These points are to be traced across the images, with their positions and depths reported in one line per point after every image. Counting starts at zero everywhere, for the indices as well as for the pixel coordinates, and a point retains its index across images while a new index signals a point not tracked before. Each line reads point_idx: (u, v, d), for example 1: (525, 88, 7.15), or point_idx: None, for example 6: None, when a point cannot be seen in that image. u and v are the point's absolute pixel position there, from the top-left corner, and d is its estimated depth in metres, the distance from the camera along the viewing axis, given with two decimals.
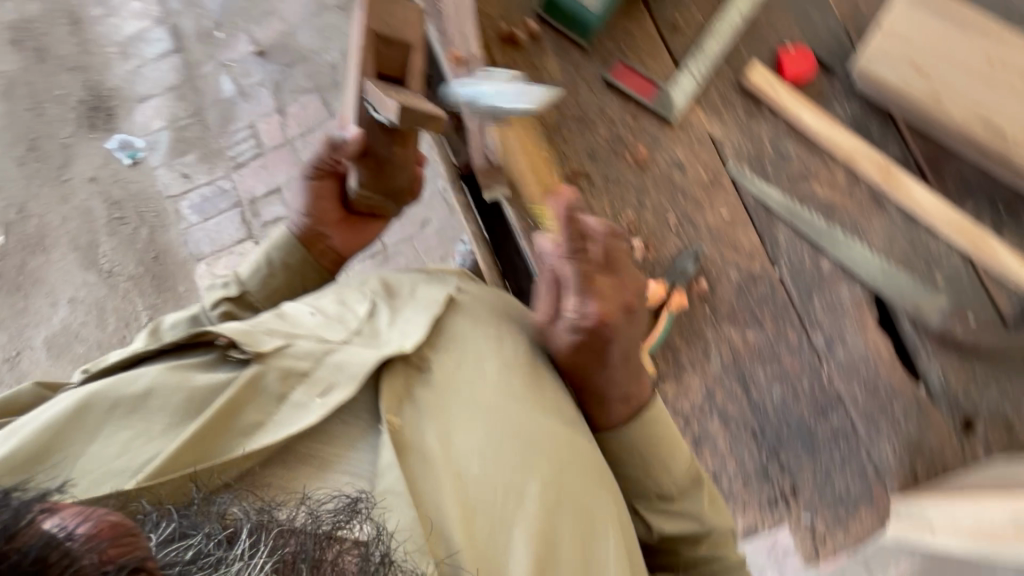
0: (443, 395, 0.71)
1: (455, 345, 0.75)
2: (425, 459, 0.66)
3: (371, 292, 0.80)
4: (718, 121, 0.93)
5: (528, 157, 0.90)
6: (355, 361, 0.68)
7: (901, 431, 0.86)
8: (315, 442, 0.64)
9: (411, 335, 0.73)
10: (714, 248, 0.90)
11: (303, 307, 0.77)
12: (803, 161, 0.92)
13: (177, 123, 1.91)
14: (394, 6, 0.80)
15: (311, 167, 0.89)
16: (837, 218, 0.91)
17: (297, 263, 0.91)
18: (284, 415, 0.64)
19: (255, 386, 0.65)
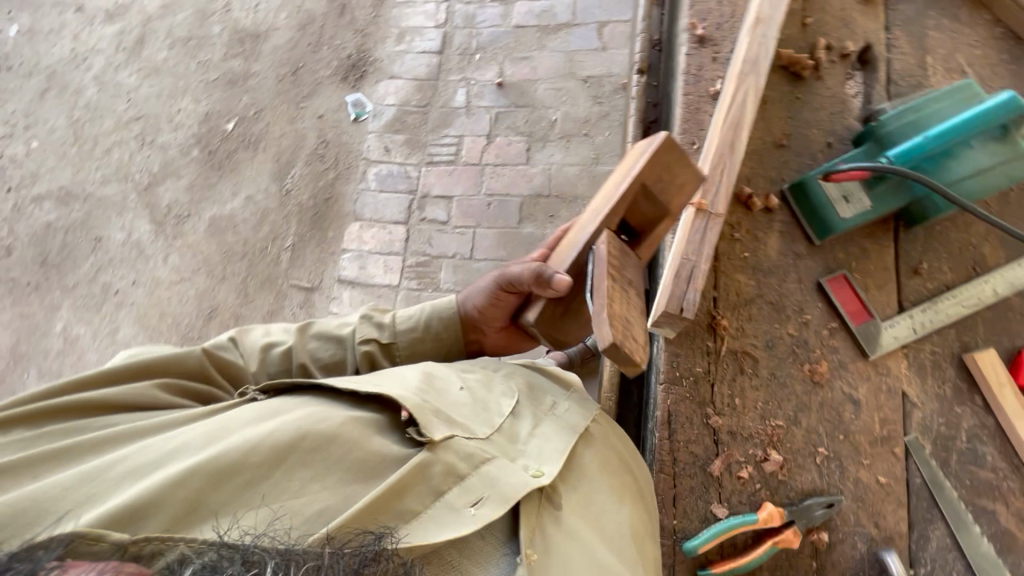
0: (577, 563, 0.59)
1: (583, 513, 0.63)
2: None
3: (517, 389, 0.72)
4: (919, 383, 0.85)
5: (709, 316, 0.89)
6: (507, 479, 0.59)
7: None
8: (459, 555, 0.54)
9: (551, 460, 0.64)
10: (852, 507, 0.80)
11: (451, 376, 0.70)
12: (997, 473, 0.80)
13: (405, 107, 2.15)
14: (682, 167, 0.69)
15: (507, 275, 0.82)
16: (1010, 558, 0.77)
17: (449, 338, 0.89)
18: (437, 512, 0.55)
19: (423, 473, 0.56)
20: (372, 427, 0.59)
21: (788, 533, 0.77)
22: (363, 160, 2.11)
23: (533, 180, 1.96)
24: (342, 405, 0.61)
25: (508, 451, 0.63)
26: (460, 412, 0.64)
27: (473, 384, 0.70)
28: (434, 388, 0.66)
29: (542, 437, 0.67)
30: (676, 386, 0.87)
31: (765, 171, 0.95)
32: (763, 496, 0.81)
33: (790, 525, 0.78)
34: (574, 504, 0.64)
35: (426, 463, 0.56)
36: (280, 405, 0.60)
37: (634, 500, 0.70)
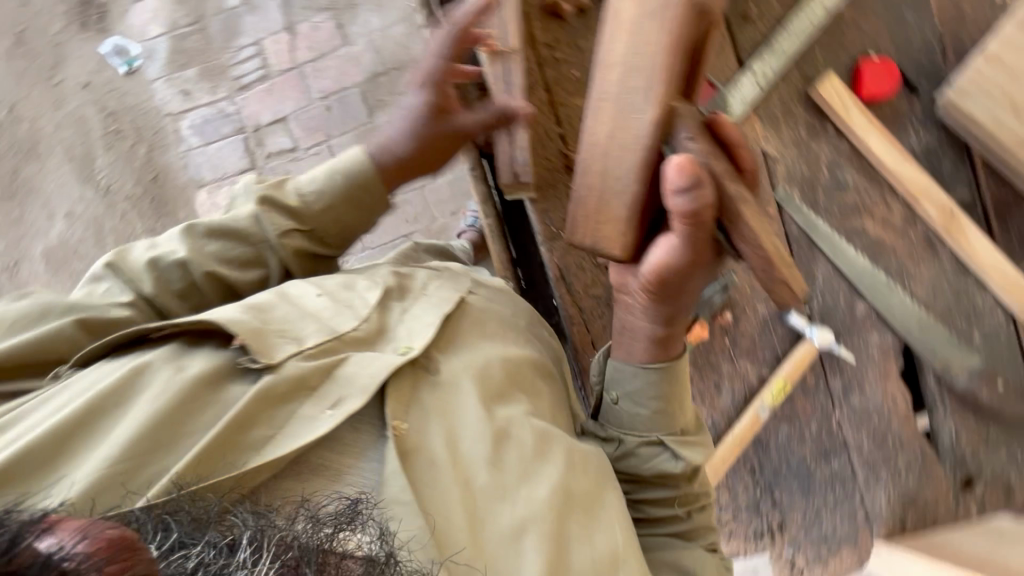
0: (461, 418, 0.58)
1: (466, 362, 0.63)
2: (435, 489, 0.53)
3: (383, 280, 0.67)
4: (775, 137, 0.83)
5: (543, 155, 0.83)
6: (368, 368, 0.56)
7: (899, 483, 0.86)
8: (326, 458, 0.52)
9: (421, 333, 0.62)
10: (746, 278, 0.84)
11: (309, 287, 0.64)
12: (859, 192, 0.84)
13: (175, 31, 1.68)
14: None
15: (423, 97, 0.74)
16: (883, 261, 0.84)
17: (337, 207, 0.72)
18: (290, 425, 0.51)
19: (271, 398, 0.52)
20: (215, 371, 0.53)
21: (698, 328, 0.83)
22: (166, 116, 1.68)
23: (361, 60, 1.66)
24: (163, 355, 0.53)
25: (373, 339, 0.60)
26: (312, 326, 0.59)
27: (332, 287, 0.65)
28: (282, 308, 0.60)
29: (412, 317, 0.64)
30: (557, 241, 0.84)
31: None
32: None
33: (697, 321, 0.83)
34: (460, 363, 0.62)
35: (273, 386, 0.52)
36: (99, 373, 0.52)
37: (517, 338, 0.71)
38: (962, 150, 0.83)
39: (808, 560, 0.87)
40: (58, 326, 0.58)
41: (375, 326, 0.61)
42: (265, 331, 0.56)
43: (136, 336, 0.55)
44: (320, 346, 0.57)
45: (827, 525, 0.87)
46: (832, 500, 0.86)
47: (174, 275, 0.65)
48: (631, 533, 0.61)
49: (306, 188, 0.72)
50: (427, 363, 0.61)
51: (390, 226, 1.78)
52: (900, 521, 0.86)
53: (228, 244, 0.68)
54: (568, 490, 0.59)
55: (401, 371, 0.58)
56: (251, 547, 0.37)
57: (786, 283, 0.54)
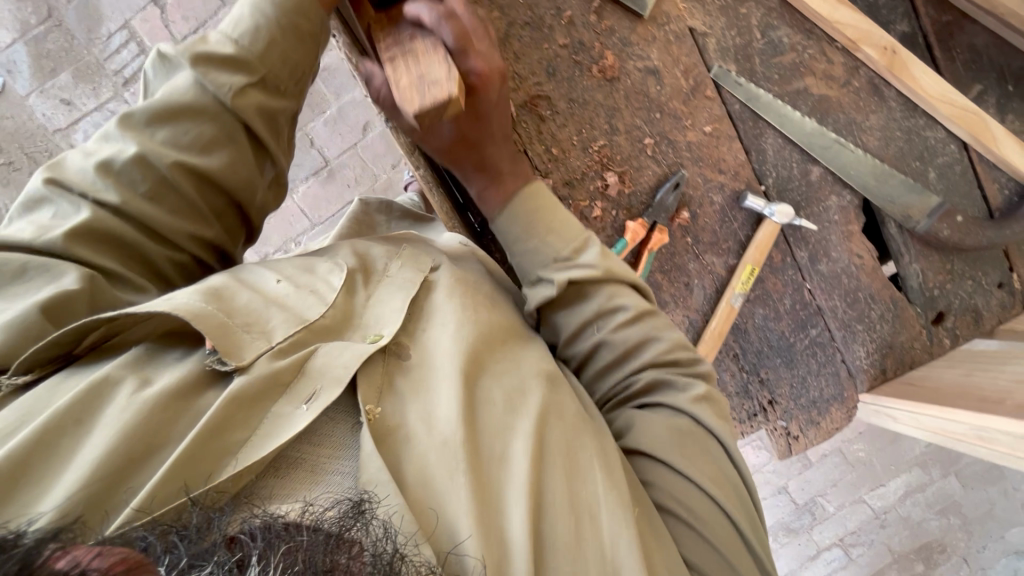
0: (433, 388, 0.49)
1: (435, 333, 0.53)
2: (412, 467, 0.44)
3: (344, 262, 0.57)
4: (699, 9, 0.76)
5: None
6: (341, 356, 0.46)
7: (875, 335, 0.88)
8: (307, 453, 0.42)
9: (392, 319, 0.52)
10: (697, 170, 0.80)
11: (264, 269, 0.54)
12: (797, 51, 0.78)
13: (30, 34, 1.45)
14: None
15: None
16: (831, 119, 0.80)
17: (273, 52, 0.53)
18: (268, 427, 0.42)
19: (249, 403, 0.42)
20: (184, 378, 0.42)
21: (656, 234, 0.79)
22: (56, 133, 1.50)
23: None
24: (125, 363, 0.42)
25: (341, 330, 0.51)
26: (285, 321, 0.48)
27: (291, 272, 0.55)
28: (247, 293, 0.49)
29: (380, 304, 0.55)
30: None
31: None
32: (623, 217, 0.80)
33: (656, 227, 0.79)
34: (436, 337, 0.53)
35: (249, 386, 0.42)
36: (40, 397, 0.40)
37: (489, 303, 0.59)
38: None
39: (801, 426, 0.90)
40: (22, 318, 0.43)
41: (343, 317, 0.52)
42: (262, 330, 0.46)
43: (66, 352, 0.43)
44: (293, 341, 0.47)
45: (814, 390, 0.90)
46: (815, 366, 0.89)
47: (132, 178, 0.49)
48: (613, 472, 0.50)
49: (231, 32, 0.53)
50: (398, 349, 0.51)
51: (332, 196, 1.68)
52: (880, 369, 0.89)
53: (180, 125, 0.51)
54: (552, 446, 0.49)
55: (370, 358, 0.48)
56: (259, 554, 0.30)
57: (436, 99, 0.46)
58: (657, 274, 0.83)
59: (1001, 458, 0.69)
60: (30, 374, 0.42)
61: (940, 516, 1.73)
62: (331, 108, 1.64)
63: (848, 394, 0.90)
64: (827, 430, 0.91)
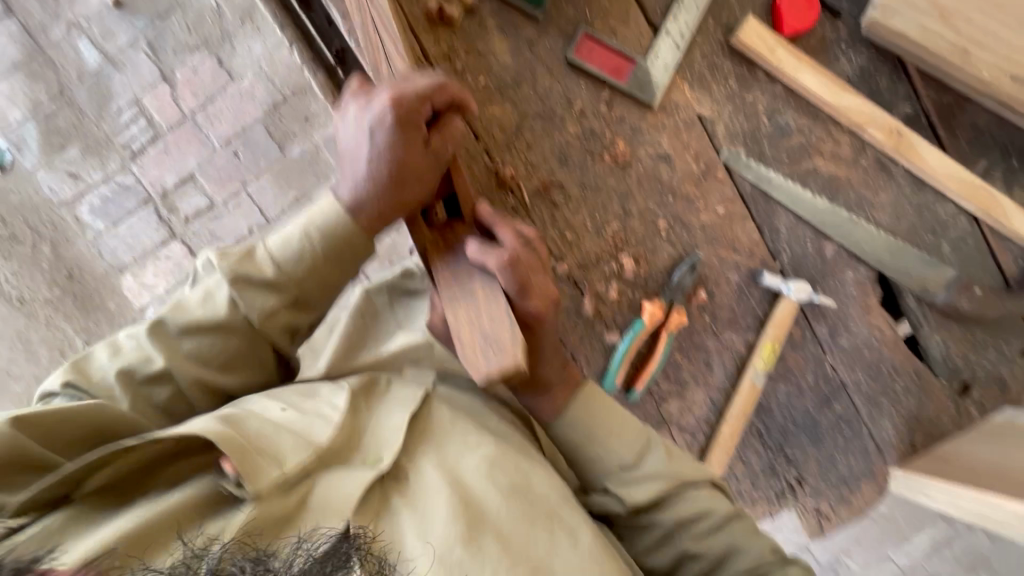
0: (429, 505, 0.51)
1: (435, 457, 0.55)
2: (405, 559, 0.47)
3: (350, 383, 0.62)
4: (707, 96, 0.77)
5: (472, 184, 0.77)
6: (341, 488, 0.50)
7: (902, 409, 0.86)
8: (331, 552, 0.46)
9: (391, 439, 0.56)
10: (712, 250, 0.80)
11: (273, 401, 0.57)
12: (803, 133, 0.79)
13: (40, 111, 1.47)
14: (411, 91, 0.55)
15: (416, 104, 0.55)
16: (841, 197, 0.81)
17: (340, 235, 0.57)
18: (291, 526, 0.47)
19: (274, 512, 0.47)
20: (200, 494, 0.48)
21: (674, 315, 0.78)
22: (62, 207, 1.50)
23: (255, 94, 1.51)
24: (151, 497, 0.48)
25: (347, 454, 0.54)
26: (293, 441, 0.52)
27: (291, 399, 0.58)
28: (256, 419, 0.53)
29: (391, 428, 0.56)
30: None
31: None
32: (640, 299, 0.80)
33: (673, 308, 0.78)
34: (442, 462, 0.54)
35: (264, 513, 0.47)
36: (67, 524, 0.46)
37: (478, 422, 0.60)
38: (896, 64, 0.78)
39: (832, 505, 0.87)
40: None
41: (347, 441, 0.55)
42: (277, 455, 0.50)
43: (65, 494, 0.47)
44: (304, 466, 0.50)
45: (843, 467, 0.87)
46: (842, 442, 0.86)
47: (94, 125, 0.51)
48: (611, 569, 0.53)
49: (278, 254, 0.57)
50: (399, 473, 0.54)
51: None
52: (909, 444, 0.87)
53: (205, 339, 0.57)
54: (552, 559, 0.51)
55: (371, 487, 0.51)
56: None
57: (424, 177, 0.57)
58: (676, 352, 0.82)
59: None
60: (30, 515, 0.46)
61: None
62: None
63: (878, 470, 0.87)
64: (860, 508, 0.88)
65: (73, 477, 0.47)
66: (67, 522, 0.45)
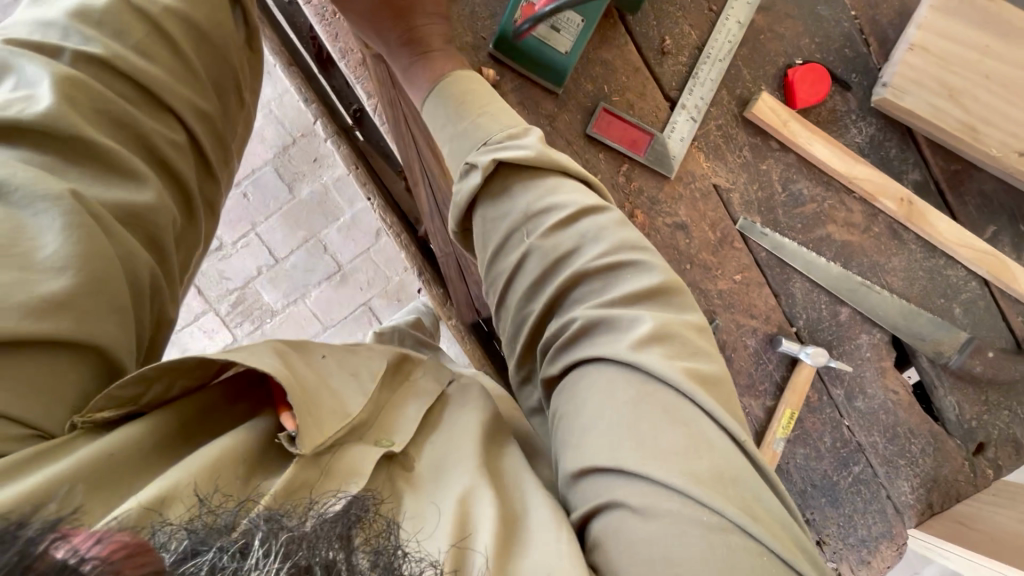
0: (446, 490, 0.44)
1: (444, 449, 0.47)
2: (412, 519, 0.41)
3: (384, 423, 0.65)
4: (722, 166, 0.79)
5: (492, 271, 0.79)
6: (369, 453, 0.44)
7: (919, 469, 0.86)
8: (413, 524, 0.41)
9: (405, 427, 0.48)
10: (729, 316, 0.81)
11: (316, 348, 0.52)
12: (817, 201, 0.80)
13: None
14: None
15: None
16: (855, 262, 0.82)
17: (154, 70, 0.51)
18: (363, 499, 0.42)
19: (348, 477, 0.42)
20: (255, 440, 0.41)
21: None
22: None
23: (265, 137, 1.62)
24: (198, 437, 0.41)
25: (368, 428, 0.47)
26: (331, 408, 0.44)
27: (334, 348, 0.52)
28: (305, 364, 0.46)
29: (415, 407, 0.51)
30: None
31: (456, 42, 0.73)
32: None
33: None
34: (445, 443, 0.48)
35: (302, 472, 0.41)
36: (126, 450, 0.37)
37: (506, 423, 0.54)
38: (905, 134, 0.80)
39: (853, 567, 0.87)
40: None
41: (368, 418, 0.48)
42: (317, 416, 0.43)
43: (134, 408, 0.40)
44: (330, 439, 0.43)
45: (862, 528, 0.87)
46: (861, 504, 0.86)
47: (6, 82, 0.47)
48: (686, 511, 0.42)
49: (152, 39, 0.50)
50: (407, 459, 0.46)
51: (345, 299, 1.68)
52: (927, 504, 0.87)
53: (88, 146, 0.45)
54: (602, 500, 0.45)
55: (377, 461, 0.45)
56: (263, 549, 0.29)
57: None
58: None
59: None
60: (109, 412, 0.39)
61: None
62: (343, 214, 1.67)
63: (897, 531, 0.87)
64: (880, 569, 0.87)
65: (127, 395, 0.39)
66: (135, 440, 0.38)
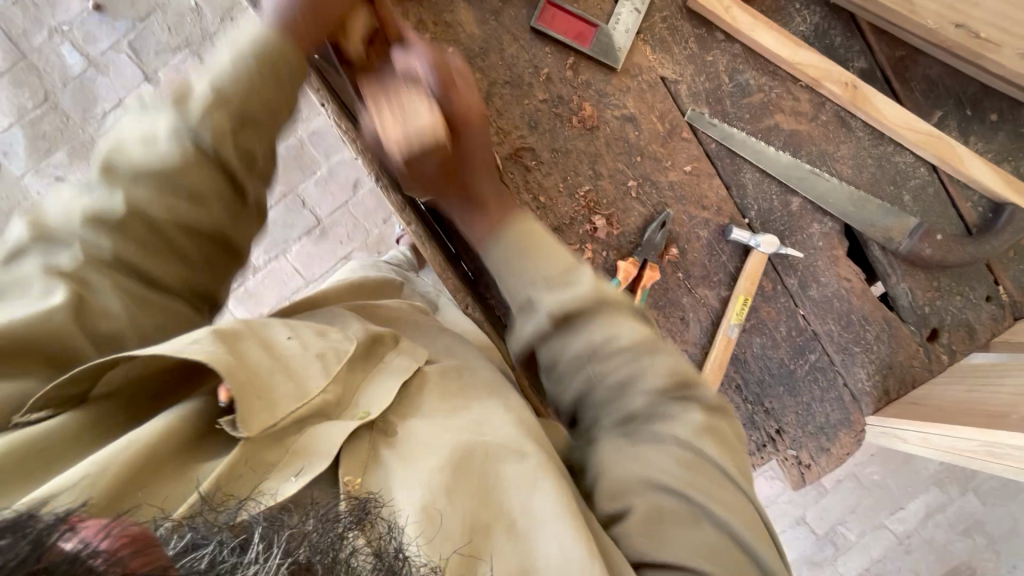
0: (420, 469, 0.48)
1: (432, 429, 0.52)
2: (397, 508, 0.46)
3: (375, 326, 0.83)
4: (668, 57, 0.80)
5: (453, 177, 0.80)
6: (331, 433, 0.48)
7: (874, 356, 0.89)
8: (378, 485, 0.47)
9: (377, 400, 0.53)
10: (681, 208, 0.83)
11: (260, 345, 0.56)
12: (764, 90, 0.82)
13: (26, 116, 1.42)
14: None
15: None
16: (804, 152, 0.83)
17: None
18: (314, 441, 0.47)
19: (326, 431, 0.48)
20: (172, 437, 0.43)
21: (647, 271, 0.80)
22: None
23: None
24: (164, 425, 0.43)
25: (330, 411, 0.50)
26: (289, 392, 0.47)
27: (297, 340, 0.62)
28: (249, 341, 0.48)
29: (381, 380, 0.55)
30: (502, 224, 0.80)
31: None
32: (614, 257, 0.82)
33: (645, 264, 0.81)
34: (432, 433, 0.52)
35: (248, 456, 0.44)
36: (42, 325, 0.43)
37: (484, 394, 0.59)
38: (849, 20, 0.81)
39: (812, 453, 0.89)
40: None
41: (339, 395, 0.51)
42: (269, 402, 0.45)
43: (80, 396, 0.43)
44: (297, 415, 0.47)
45: (820, 416, 0.89)
46: (818, 392, 0.89)
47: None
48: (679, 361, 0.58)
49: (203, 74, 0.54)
50: (387, 428, 0.52)
51: (324, 252, 1.68)
52: (883, 391, 0.89)
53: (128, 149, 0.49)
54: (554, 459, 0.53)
55: (357, 433, 0.50)
56: (264, 543, 0.33)
57: None
58: (652, 309, 0.84)
59: (1013, 471, 0.70)
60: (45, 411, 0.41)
61: (965, 537, 1.50)
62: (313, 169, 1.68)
63: (855, 418, 0.90)
64: (839, 456, 0.90)
65: (62, 394, 0.42)
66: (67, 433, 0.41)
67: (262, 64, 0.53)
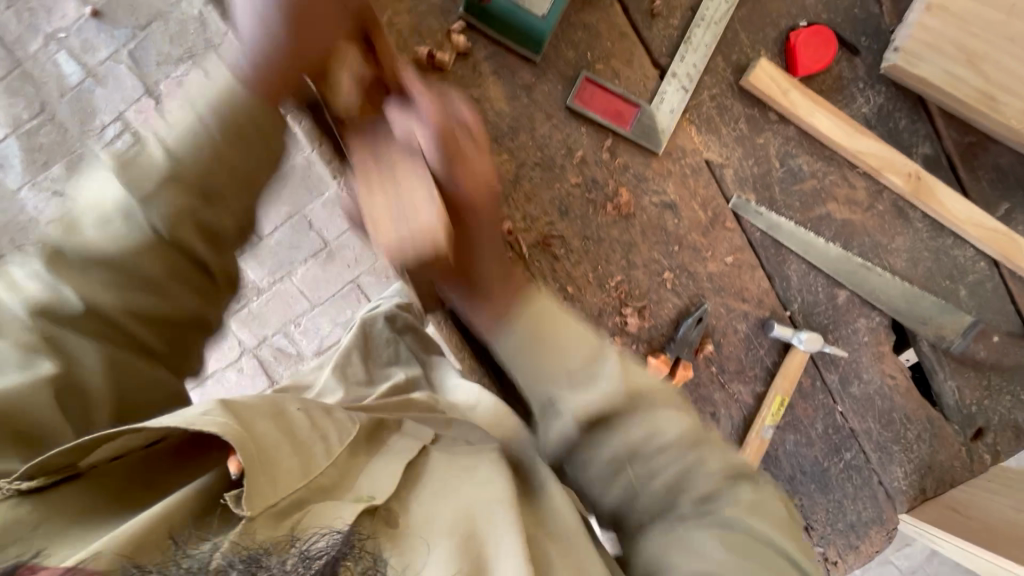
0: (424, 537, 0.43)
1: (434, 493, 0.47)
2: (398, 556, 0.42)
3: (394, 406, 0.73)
4: (716, 139, 0.73)
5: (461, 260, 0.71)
6: (335, 512, 0.43)
7: (913, 456, 0.84)
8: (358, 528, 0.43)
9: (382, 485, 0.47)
10: (719, 300, 0.76)
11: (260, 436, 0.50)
12: (817, 177, 0.75)
13: (20, 127, 1.28)
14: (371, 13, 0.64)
15: None
16: (855, 242, 0.77)
17: None
18: (312, 517, 0.42)
19: (327, 510, 0.43)
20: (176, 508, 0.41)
21: (680, 369, 0.73)
22: None
23: None
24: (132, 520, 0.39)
25: (331, 492, 0.45)
26: (293, 466, 0.44)
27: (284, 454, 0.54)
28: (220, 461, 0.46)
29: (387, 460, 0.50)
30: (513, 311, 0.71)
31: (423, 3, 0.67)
32: (644, 352, 0.75)
33: (679, 362, 0.74)
34: (429, 499, 0.47)
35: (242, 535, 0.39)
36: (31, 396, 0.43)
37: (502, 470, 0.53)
38: (916, 103, 0.74)
39: (840, 551, 0.84)
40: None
41: (336, 478, 0.46)
42: (273, 478, 0.42)
43: (71, 470, 0.42)
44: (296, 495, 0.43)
45: (852, 513, 0.84)
46: (851, 490, 0.84)
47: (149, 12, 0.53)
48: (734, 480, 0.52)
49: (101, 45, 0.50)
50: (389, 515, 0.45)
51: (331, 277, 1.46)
52: (920, 489, 0.84)
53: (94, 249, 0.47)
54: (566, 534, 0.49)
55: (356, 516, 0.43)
56: None
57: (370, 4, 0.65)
58: None
59: None
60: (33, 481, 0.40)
61: None
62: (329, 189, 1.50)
63: (888, 516, 0.84)
64: (868, 554, 0.85)
65: (60, 462, 0.41)
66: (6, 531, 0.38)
67: (227, 130, 0.48)
